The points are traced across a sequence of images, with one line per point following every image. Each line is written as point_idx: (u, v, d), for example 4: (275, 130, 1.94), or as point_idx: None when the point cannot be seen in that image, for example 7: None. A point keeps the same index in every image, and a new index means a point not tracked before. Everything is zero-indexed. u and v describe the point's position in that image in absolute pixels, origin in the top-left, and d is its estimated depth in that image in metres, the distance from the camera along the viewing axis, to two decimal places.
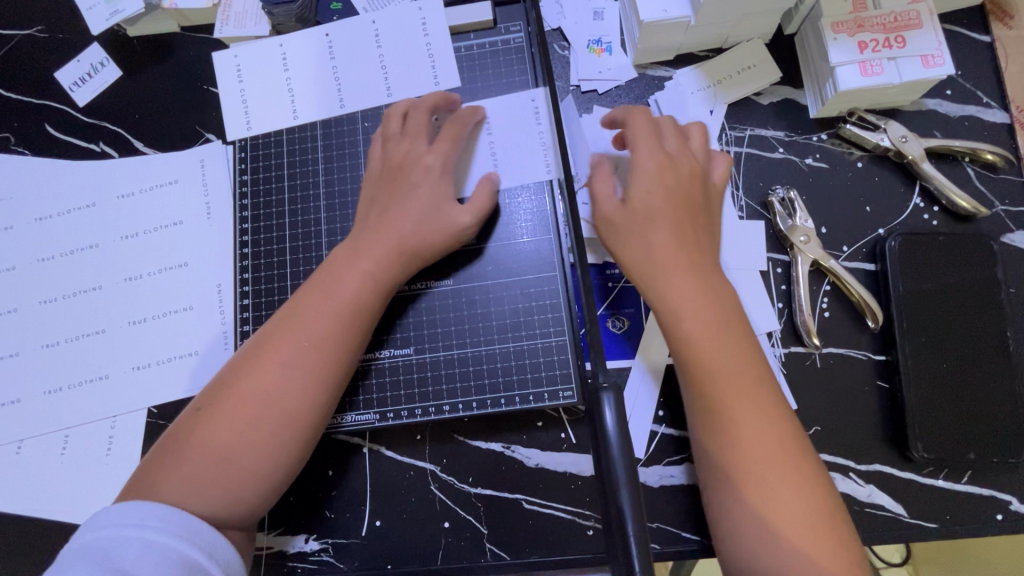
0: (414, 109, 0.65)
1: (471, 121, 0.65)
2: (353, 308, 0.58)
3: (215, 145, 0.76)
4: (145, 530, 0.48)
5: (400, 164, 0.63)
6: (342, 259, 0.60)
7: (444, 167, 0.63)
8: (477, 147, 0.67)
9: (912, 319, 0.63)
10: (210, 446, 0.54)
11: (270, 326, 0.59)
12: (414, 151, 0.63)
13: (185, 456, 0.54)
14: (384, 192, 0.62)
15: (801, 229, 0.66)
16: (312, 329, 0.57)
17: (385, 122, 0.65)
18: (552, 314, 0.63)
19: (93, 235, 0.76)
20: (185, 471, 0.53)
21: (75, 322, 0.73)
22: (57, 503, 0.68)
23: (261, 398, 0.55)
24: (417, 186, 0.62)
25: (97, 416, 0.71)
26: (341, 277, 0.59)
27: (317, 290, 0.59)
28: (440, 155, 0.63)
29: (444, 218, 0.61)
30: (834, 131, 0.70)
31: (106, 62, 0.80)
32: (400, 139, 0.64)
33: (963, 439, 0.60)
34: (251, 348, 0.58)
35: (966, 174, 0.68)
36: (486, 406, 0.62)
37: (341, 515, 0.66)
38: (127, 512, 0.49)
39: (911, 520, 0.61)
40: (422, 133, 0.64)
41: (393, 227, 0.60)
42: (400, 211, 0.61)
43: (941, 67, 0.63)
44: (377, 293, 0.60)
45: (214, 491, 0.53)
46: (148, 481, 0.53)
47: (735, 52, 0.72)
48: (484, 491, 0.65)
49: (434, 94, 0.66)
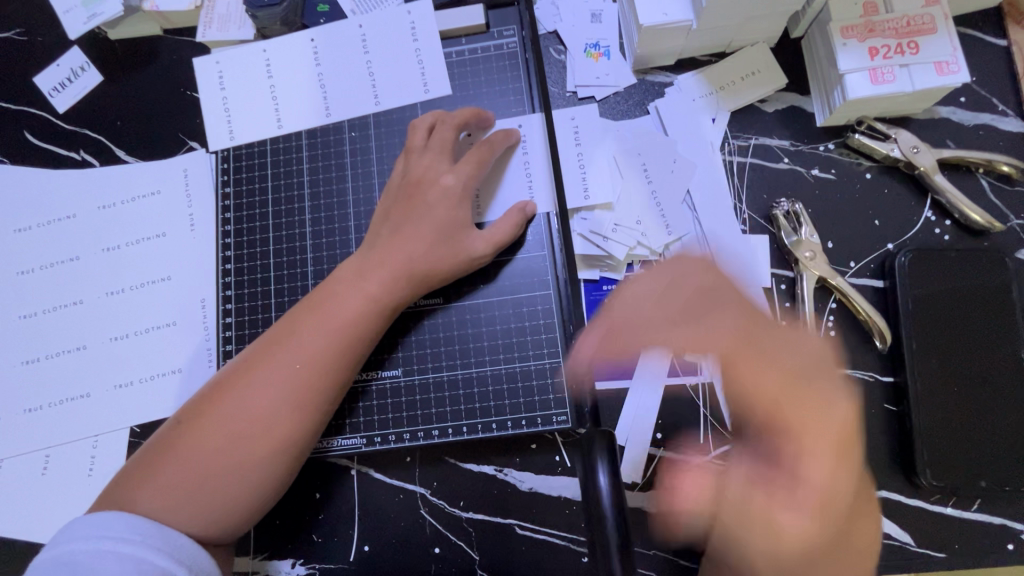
0: (442, 123, 0.61)
1: (502, 145, 0.61)
2: (349, 327, 0.56)
3: (198, 153, 0.73)
4: (127, 543, 0.46)
5: (418, 181, 0.60)
6: (346, 278, 0.58)
7: (464, 191, 0.59)
8: (506, 170, 0.63)
9: (924, 340, 0.60)
10: (191, 463, 0.51)
11: (264, 342, 0.56)
12: (435, 170, 0.60)
13: (164, 470, 0.51)
14: (398, 211, 0.59)
15: (806, 244, 0.63)
16: (305, 351, 0.54)
17: (411, 133, 0.62)
18: (546, 334, 0.61)
19: (75, 247, 0.73)
20: (162, 486, 0.50)
21: (57, 338, 0.71)
22: (39, 525, 0.67)
23: (249, 417, 0.53)
24: (434, 208, 0.59)
25: (78, 435, 0.69)
26: (342, 296, 0.57)
27: (315, 308, 0.56)
28: (461, 176, 0.59)
29: (458, 245, 0.58)
30: (842, 140, 0.67)
31: (87, 66, 0.77)
32: (422, 154, 0.60)
33: (973, 466, 0.58)
34: (242, 362, 0.56)
35: (980, 185, 0.65)
36: (476, 431, 0.60)
37: (328, 540, 0.64)
38: (103, 521, 0.47)
39: (918, 549, 0.58)
40: (444, 151, 0.60)
41: (402, 248, 0.58)
42: (415, 235, 0.58)
43: (957, 75, 0.60)
44: (377, 319, 0.57)
45: (192, 509, 0.50)
46: (125, 492, 0.51)
47: (739, 57, 0.69)
48: (475, 516, 0.63)
49: (467, 109, 0.62)
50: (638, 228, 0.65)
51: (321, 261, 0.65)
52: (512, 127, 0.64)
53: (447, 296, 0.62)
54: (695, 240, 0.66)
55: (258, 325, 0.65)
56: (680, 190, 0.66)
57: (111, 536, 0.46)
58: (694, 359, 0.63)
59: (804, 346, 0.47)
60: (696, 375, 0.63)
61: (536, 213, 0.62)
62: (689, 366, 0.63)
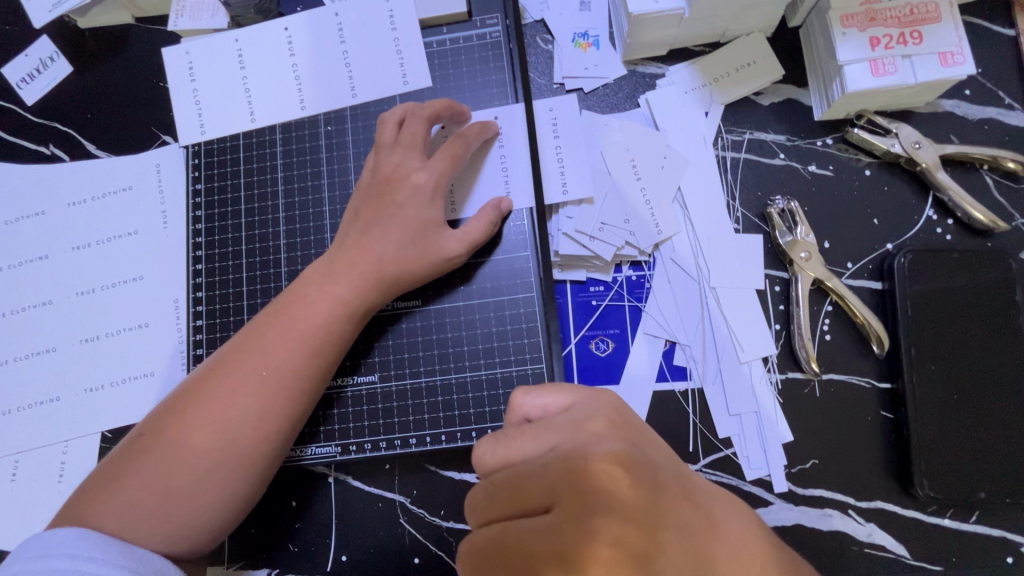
0: (411, 117, 0.58)
1: (478, 139, 0.58)
2: (319, 332, 0.54)
3: (170, 148, 0.70)
4: (89, 561, 0.43)
5: (388, 179, 0.57)
6: (314, 280, 0.55)
7: (435, 189, 0.56)
8: (481, 166, 0.60)
9: (923, 346, 0.57)
10: (153, 475, 0.49)
11: (229, 349, 0.54)
12: (405, 165, 0.57)
13: (124, 483, 0.49)
14: (367, 210, 0.57)
15: (802, 244, 0.61)
16: (273, 358, 0.52)
17: (380, 128, 0.59)
18: (528, 339, 0.58)
19: (44, 246, 0.70)
20: (121, 501, 0.48)
21: (25, 340, 0.69)
22: (8, 532, 0.65)
23: (211, 428, 0.50)
24: (403, 207, 0.56)
25: (48, 440, 0.67)
26: (310, 299, 0.54)
27: (283, 312, 0.54)
28: (432, 174, 0.56)
29: (432, 244, 0.56)
30: (840, 135, 0.64)
31: (56, 56, 0.74)
32: (392, 150, 0.58)
33: (972, 478, 0.55)
34: (206, 370, 0.53)
35: (984, 183, 0.62)
36: (455, 439, 0.58)
37: (305, 549, 0.62)
38: (58, 540, 0.44)
39: (914, 562, 0.56)
40: (414, 147, 0.57)
41: (372, 250, 0.55)
42: (384, 235, 0.56)
43: (962, 66, 0.57)
44: (350, 322, 0.55)
45: (153, 523, 0.48)
46: (84, 507, 0.48)
47: (734, 47, 0.65)
48: (456, 526, 0.61)
49: (439, 101, 0.59)
50: (626, 227, 0.62)
51: (295, 261, 0.63)
52: (489, 120, 0.61)
53: (426, 299, 0.60)
54: (686, 240, 0.63)
55: (230, 328, 0.63)
56: (668, 187, 0.63)
57: (72, 554, 0.43)
58: (683, 364, 0.61)
59: (614, 485, 0.35)
60: (686, 381, 0.61)
61: (512, 209, 0.59)
62: (678, 371, 0.61)
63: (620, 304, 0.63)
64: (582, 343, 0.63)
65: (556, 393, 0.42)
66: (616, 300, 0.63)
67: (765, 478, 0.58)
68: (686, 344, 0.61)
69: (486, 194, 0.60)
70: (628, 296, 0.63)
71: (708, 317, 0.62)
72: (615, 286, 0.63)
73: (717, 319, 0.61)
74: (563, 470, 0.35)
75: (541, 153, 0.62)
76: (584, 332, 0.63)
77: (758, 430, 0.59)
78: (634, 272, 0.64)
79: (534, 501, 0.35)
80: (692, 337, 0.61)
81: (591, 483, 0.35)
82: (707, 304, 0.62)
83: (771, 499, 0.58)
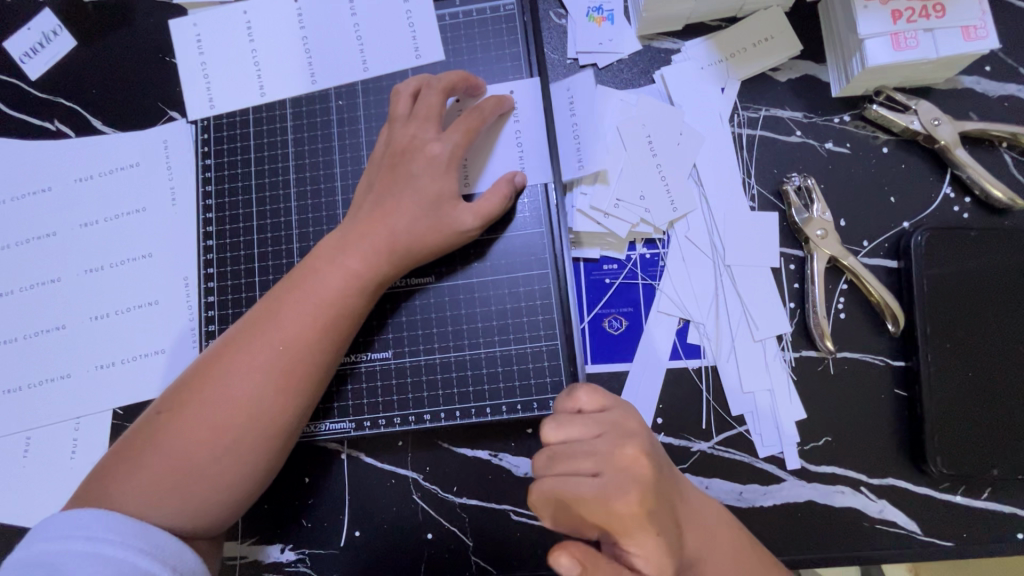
0: (426, 88, 0.58)
1: (493, 112, 0.57)
2: (334, 306, 0.53)
3: (177, 123, 0.69)
4: (108, 544, 0.43)
5: (403, 151, 0.56)
6: (327, 254, 0.55)
7: (450, 161, 0.56)
8: (495, 140, 0.60)
9: (938, 324, 0.57)
10: (173, 452, 0.49)
11: (243, 325, 0.54)
12: (421, 138, 0.56)
13: (144, 461, 0.49)
14: (381, 183, 0.56)
15: (818, 222, 0.60)
16: (288, 332, 0.52)
17: (394, 100, 0.58)
18: (543, 315, 0.58)
19: (51, 223, 0.70)
20: (143, 479, 0.48)
21: (35, 317, 0.68)
22: (22, 508, 0.65)
23: (229, 403, 0.50)
24: (418, 178, 0.55)
25: (60, 417, 0.67)
26: (324, 273, 0.54)
27: (297, 286, 0.54)
28: (448, 145, 0.56)
29: (446, 219, 0.55)
30: (858, 112, 0.63)
31: (59, 30, 0.73)
32: (407, 122, 0.57)
33: (984, 455, 0.56)
34: (221, 345, 0.53)
35: (1002, 161, 0.62)
36: (470, 415, 0.58)
37: (319, 525, 0.62)
38: (84, 518, 0.44)
39: (925, 537, 0.57)
40: (429, 118, 0.57)
41: (386, 222, 0.55)
42: (398, 209, 0.55)
43: (984, 41, 0.56)
44: (365, 296, 0.54)
45: (175, 500, 0.48)
46: (101, 486, 0.48)
47: (751, 21, 0.64)
48: (469, 502, 0.61)
49: (456, 72, 0.58)
50: (641, 204, 0.62)
51: (307, 237, 0.62)
52: (504, 93, 0.60)
53: (439, 274, 0.59)
54: (702, 217, 0.63)
55: (241, 304, 0.63)
56: (684, 164, 0.63)
57: (93, 537, 0.43)
58: (697, 342, 0.61)
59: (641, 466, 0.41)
60: (700, 358, 0.61)
61: (526, 183, 0.59)
62: (692, 349, 0.61)
63: (634, 281, 0.63)
64: (595, 321, 0.62)
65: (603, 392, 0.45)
66: (629, 278, 0.63)
67: (778, 455, 0.59)
68: (700, 322, 0.61)
69: (501, 168, 0.59)
70: (642, 274, 0.63)
71: (723, 295, 0.61)
72: (629, 264, 0.63)
73: (732, 297, 0.61)
74: (609, 452, 0.41)
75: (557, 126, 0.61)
76: (598, 310, 0.63)
77: (771, 408, 0.59)
78: (648, 250, 0.63)
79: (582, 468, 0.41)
80: (706, 315, 0.61)
81: (624, 462, 0.41)
82: (721, 281, 0.62)
83: (783, 475, 0.58)
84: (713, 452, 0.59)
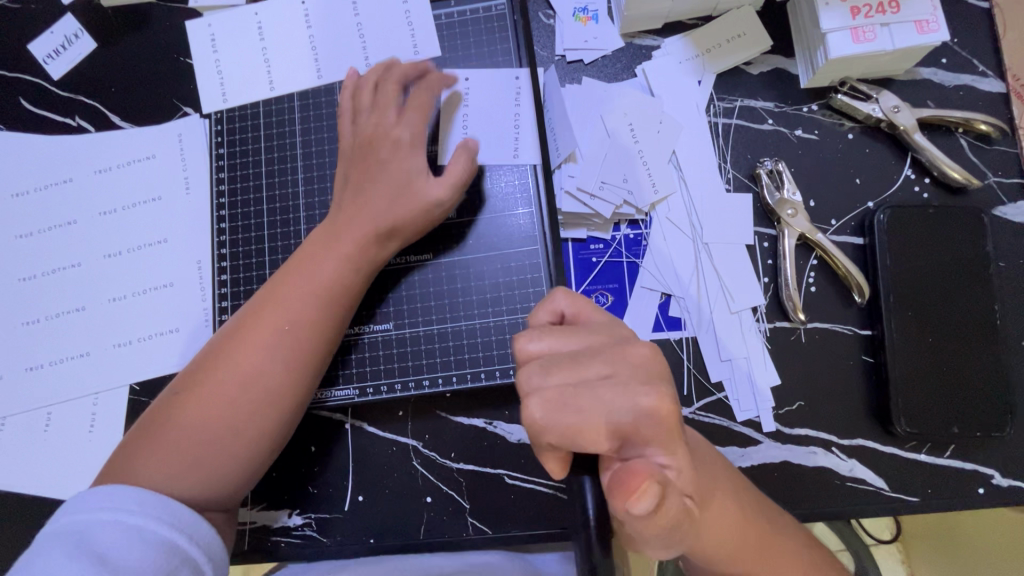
0: (384, 82, 0.63)
1: (439, 86, 0.63)
2: (333, 287, 0.58)
3: (192, 118, 0.74)
4: (131, 514, 0.47)
5: (369, 139, 0.61)
6: (324, 240, 0.59)
7: (413, 140, 0.61)
8: (452, 120, 0.64)
9: (901, 294, 0.62)
10: (192, 428, 0.53)
11: (249, 310, 0.58)
12: (382, 124, 0.61)
13: (165, 438, 0.53)
14: (355, 171, 0.61)
15: (789, 202, 0.65)
16: (292, 313, 0.56)
17: (356, 94, 0.63)
18: (533, 288, 0.62)
19: (71, 212, 0.74)
20: (164, 454, 0.52)
21: (56, 299, 0.73)
22: (44, 478, 0.69)
23: (240, 380, 0.55)
24: (387, 162, 0.60)
25: (80, 393, 0.70)
26: (322, 257, 0.58)
27: (298, 272, 0.58)
28: (409, 127, 0.61)
29: (417, 194, 0.59)
30: (825, 101, 0.68)
31: (80, 33, 0.78)
32: (370, 113, 0.62)
33: (945, 414, 0.60)
34: (231, 329, 0.57)
35: (960, 144, 0.66)
36: (466, 380, 0.62)
37: (324, 490, 0.66)
38: (110, 492, 0.48)
39: (893, 494, 0.61)
40: (389, 107, 0.62)
41: (371, 206, 0.59)
42: (378, 192, 0.60)
43: (937, 33, 0.61)
44: (359, 276, 0.59)
45: (193, 472, 0.52)
46: (127, 464, 0.52)
47: (725, 20, 0.69)
48: (466, 466, 0.65)
49: (405, 65, 0.64)
50: (625, 186, 0.66)
51: (314, 219, 0.67)
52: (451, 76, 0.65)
53: (437, 252, 0.64)
54: (681, 199, 0.67)
55: (252, 282, 0.67)
56: (664, 150, 0.68)
57: (117, 507, 0.47)
58: (678, 315, 0.65)
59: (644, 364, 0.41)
60: (681, 330, 0.65)
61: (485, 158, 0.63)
62: (673, 322, 0.65)
63: (618, 260, 0.67)
64: (583, 297, 0.67)
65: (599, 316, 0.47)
66: (615, 257, 0.67)
67: (754, 419, 0.63)
68: (681, 296, 0.66)
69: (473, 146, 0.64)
70: (626, 253, 0.67)
71: (701, 271, 0.66)
72: (614, 244, 0.68)
73: (710, 273, 0.66)
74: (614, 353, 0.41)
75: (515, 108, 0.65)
76: (585, 286, 0.67)
77: (747, 375, 0.63)
78: (632, 231, 0.68)
79: (592, 370, 0.40)
80: (687, 290, 0.66)
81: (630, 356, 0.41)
82: (700, 258, 0.66)
83: (759, 438, 0.62)
84: (694, 417, 0.63)
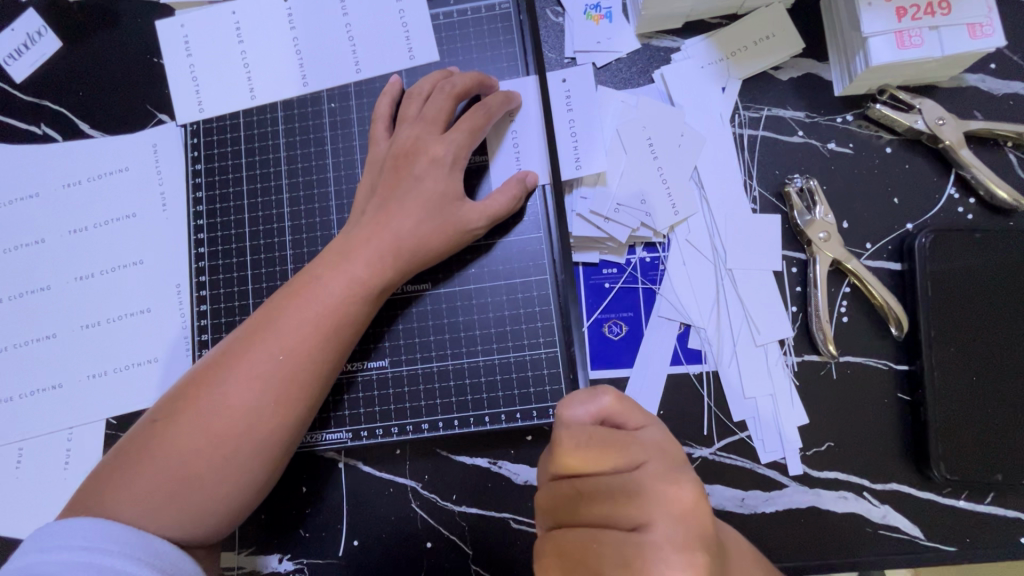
0: (437, 91, 0.57)
1: (500, 110, 0.56)
2: (336, 315, 0.52)
3: (167, 127, 0.67)
4: (104, 553, 0.42)
5: (406, 152, 0.56)
6: (330, 260, 0.54)
7: (454, 161, 0.55)
8: (502, 136, 0.59)
9: (942, 328, 0.57)
10: (169, 463, 0.48)
11: (243, 333, 0.52)
12: (424, 138, 0.55)
13: (140, 471, 0.48)
14: (384, 184, 0.56)
15: (821, 224, 0.59)
16: (289, 341, 0.51)
17: (405, 101, 0.58)
18: (542, 322, 0.57)
19: (39, 229, 0.68)
20: (138, 488, 0.47)
21: (25, 326, 0.67)
22: (13, 520, 0.64)
23: (228, 414, 0.49)
24: (421, 180, 0.55)
25: (52, 428, 0.65)
26: (327, 279, 0.53)
27: (300, 294, 0.52)
28: (451, 146, 0.55)
29: (448, 221, 0.54)
30: (861, 111, 0.62)
31: (44, 31, 0.71)
32: (413, 124, 0.56)
33: (987, 460, 0.55)
34: (222, 353, 0.52)
35: (1007, 160, 0.61)
36: (468, 424, 0.57)
37: (317, 534, 0.61)
38: (77, 529, 0.43)
39: (928, 542, 0.56)
40: (434, 120, 0.56)
41: (391, 225, 0.54)
42: (403, 211, 0.54)
43: (991, 39, 0.55)
44: (368, 304, 0.53)
45: (171, 511, 0.47)
46: (97, 494, 0.47)
47: (752, 20, 0.63)
48: (469, 510, 0.60)
49: (469, 75, 0.57)
50: (642, 208, 0.61)
51: (301, 245, 0.61)
52: (511, 89, 0.59)
53: (436, 281, 0.58)
54: (703, 221, 0.62)
55: (235, 312, 0.62)
56: (685, 166, 0.62)
57: (89, 546, 0.42)
58: (698, 347, 0.60)
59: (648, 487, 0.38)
60: (700, 364, 0.60)
61: (536, 184, 0.58)
62: (693, 354, 0.60)
63: (633, 286, 0.62)
64: (595, 326, 0.61)
65: (631, 406, 0.42)
66: (629, 283, 0.62)
67: (780, 461, 0.58)
68: (701, 326, 0.60)
69: (521, 161, 0.58)
70: (642, 278, 0.62)
71: (725, 299, 0.61)
72: (629, 268, 0.62)
73: (734, 302, 0.60)
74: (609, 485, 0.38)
75: (553, 116, 0.61)
76: (597, 315, 0.62)
77: (773, 415, 0.58)
78: (648, 254, 0.62)
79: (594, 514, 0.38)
80: (708, 319, 0.60)
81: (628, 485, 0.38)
82: (723, 286, 0.61)
83: (785, 481, 0.58)
84: (715, 458, 0.58)
